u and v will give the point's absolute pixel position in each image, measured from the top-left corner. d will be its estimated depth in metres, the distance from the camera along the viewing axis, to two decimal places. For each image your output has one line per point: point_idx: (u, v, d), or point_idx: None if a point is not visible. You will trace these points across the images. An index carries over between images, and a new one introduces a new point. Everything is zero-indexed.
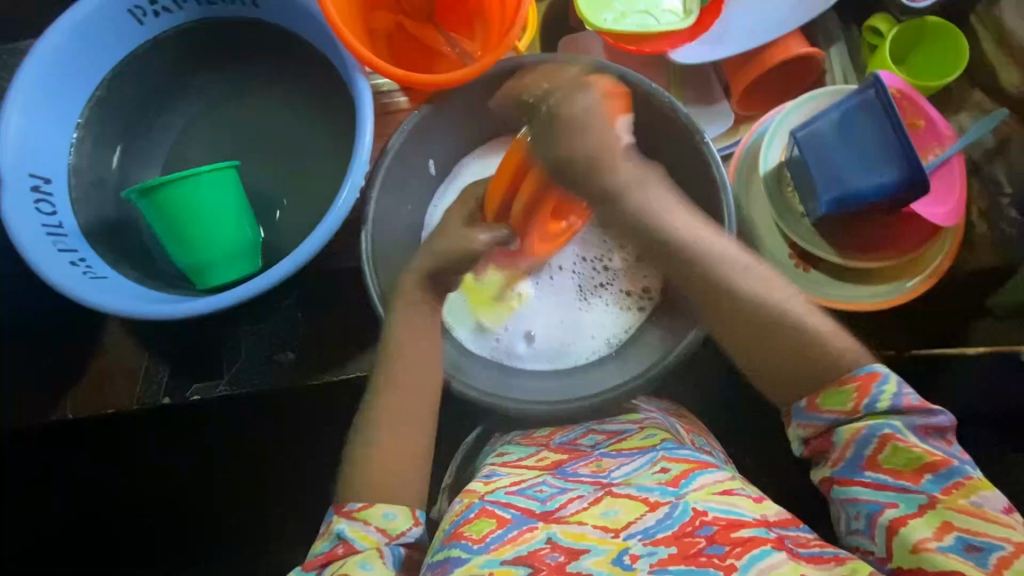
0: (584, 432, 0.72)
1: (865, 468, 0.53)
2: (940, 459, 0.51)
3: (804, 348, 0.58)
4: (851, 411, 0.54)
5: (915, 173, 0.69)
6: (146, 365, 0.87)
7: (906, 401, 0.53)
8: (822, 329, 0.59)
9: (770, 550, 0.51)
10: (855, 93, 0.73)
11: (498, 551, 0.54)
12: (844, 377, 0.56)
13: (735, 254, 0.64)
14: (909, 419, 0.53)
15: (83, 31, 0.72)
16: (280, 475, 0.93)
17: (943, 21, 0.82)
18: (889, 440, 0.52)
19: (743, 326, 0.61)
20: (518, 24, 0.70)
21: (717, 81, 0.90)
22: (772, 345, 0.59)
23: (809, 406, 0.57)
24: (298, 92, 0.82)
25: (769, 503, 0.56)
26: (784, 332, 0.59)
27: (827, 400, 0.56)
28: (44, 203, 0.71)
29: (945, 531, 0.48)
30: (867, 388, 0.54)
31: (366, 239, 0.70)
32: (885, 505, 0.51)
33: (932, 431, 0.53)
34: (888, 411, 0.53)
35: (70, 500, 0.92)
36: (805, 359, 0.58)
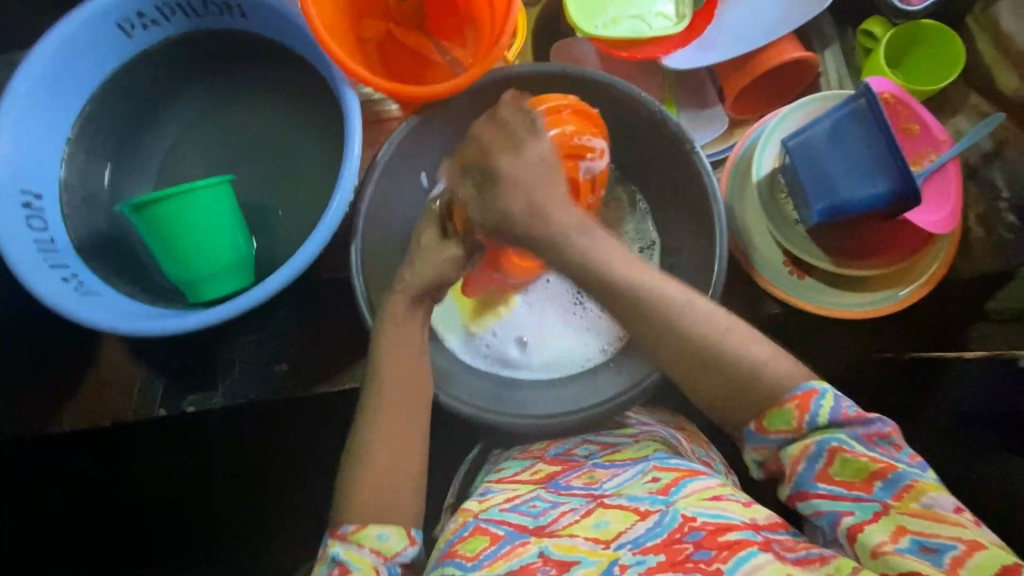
0: (580, 443, 0.71)
1: (817, 481, 0.51)
2: (888, 465, 0.49)
3: (740, 376, 0.55)
4: (796, 429, 0.52)
5: (907, 185, 0.69)
6: (143, 379, 0.89)
7: (847, 411, 0.51)
8: (756, 358, 0.55)
9: (756, 551, 0.50)
10: (849, 100, 0.72)
11: (491, 567, 0.55)
12: (783, 398, 0.53)
13: (677, 302, 0.58)
14: (853, 427, 0.51)
15: (75, 43, 0.72)
16: (280, 475, 0.90)
17: (936, 24, 0.81)
18: (836, 453, 0.50)
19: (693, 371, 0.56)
20: (507, 33, 0.69)
21: (711, 85, 0.89)
22: (713, 377, 0.55)
23: (758, 429, 0.54)
24: (289, 102, 0.82)
25: (758, 507, 0.56)
26: (723, 359, 0.55)
27: (772, 422, 0.53)
28: (35, 218, 0.72)
29: (900, 534, 0.47)
30: (806, 406, 0.51)
31: (356, 252, 0.71)
32: (843, 514, 0.50)
33: (877, 438, 0.51)
34: (831, 424, 0.51)
35: (69, 500, 0.88)
36: (743, 387, 0.54)
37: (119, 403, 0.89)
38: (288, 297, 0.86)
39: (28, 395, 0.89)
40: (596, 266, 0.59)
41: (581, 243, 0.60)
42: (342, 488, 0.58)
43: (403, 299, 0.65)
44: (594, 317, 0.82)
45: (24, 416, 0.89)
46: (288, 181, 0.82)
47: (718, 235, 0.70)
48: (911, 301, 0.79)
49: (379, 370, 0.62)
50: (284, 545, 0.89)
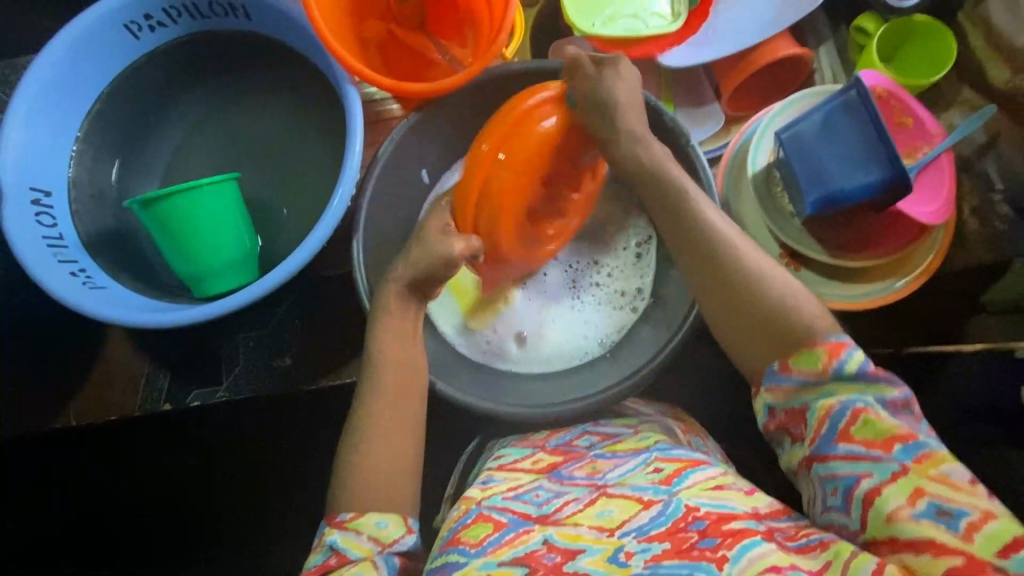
0: (581, 433, 0.72)
1: (839, 442, 0.51)
2: (908, 431, 0.49)
3: (777, 311, 0.56)
4: (820, 373, 0.52)
5: (899, 174, 0.70)
6: (148, 372, 0.88)
7: (871, 369, 0.52)
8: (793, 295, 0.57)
9: (759, 540, 0.51)
10: (839, 93, 0.74)
11: (495, 553, 0.55)
12: (814, 339, 0.54)
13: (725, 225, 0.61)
14: (877, 389, 0.51)
15: (83, 44, 0.74)
16: (280, 475, 0.92)
17: (929, 19, 0.82)
18: (861, 413, 0.50)
19: (722, 290, 0.59)
20: (506, 30, 0.71)
21: (707, 82, 0.90)
22: (748, 312, 0.57)
23: (781, 367, 0.55)
24: (293, 102, 0.84)
25: (761, 496, 0.57)
26: (761, 294, 0.57)
27: (797, 361, 0.54)
28: (44, 215, 0.73)
29: (917, 497, 0.47)
30: (836, 352, 0.52)
31: (358, 246, 0.72)
32: (860, 477, 0.49)
33: (901, 407, 0.51)
34: (857, 377, 0.52)
35: (70, 500, 0.91)
36: (778, 325, 0.56)
37: (123, 399, 0.88)
38: (291, 295, 0.87)
39: (28, 395, 0.89)
40: (651, 167, 0.66)
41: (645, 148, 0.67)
42: (334, 478, 0.60)
43: (396, 287, 0.66)
44: (591, 311, 0.84)
45: (25, 416, 0.89)
46: (290, 180, 0.84)
47: None
48: (907, 293, 0.79)
49: (379, 362, 0.64)
50: (283, 546, 0.92)
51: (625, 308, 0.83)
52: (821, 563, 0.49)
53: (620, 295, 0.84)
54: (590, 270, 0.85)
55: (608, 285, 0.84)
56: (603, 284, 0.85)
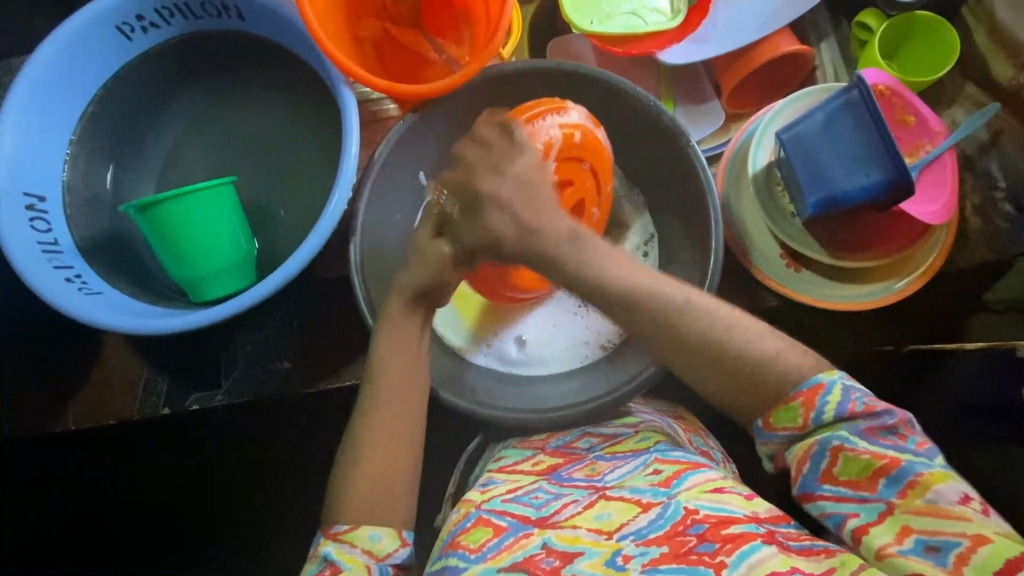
0: (580, 435, 0.72)
1: (822, 482, 0.51)
2: (891, 460, 0.49)
3: (753, 367, 0.54)
4: (802, 427, 0.52)
5: (901, 176, 0.69)
6: (146, 375, 0.87)
7: (851, 408, 0.51)
8: (765, 351, 0.54)
9: (760, 544, 0.51)
10: (840, 93, 0.73)
11: (494, 560, 0.55)
12: (789, 395, 0.52)
13: (682, 294, 0.56)
14: (854, 425, 0.50)
15: (74, 46, 0.73)
16: (280, 475, 0.91)
17: (931, 15, 0.81)
18: (839, 452, 0.50)
19: (698, 360, 0.55)
20: (502, 29, 0.70)
21: (707, 80, 0.89)
22: (718, 372, 0.54)
23: (765, 425, 0.54)
24: (287, 102, 0.83)
25: (761, 501, 0.56)
26: (729, 353, 0.54)
27: (778, 419, 0.53)
28: (39, 220, 0.72)
29: (905, 535, 0.47)
30: (811, 402, 0.51)
31: (354, 250, 0.72)
32: (847, 515, 0.50)
33: (879, 431, 0.50)
34: (834, 420, 0.51)
35: (70, 500, 0.91)
36: (753, 381, 0.54)
37: (122, 404, 0.87)
38: (287, 298, 0.87)
39: (29, 395, 0.88)
40: (592, 278, 0.57)
41: (582, 258, 0.57)
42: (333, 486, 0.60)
43: (398, 298, 0.65)
44: (594, 314, 0.83)
45: (24, 416, 0.88)
46: (287, 180, 0.83)
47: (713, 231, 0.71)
48: (907, 294, 0.79)
49: (377, 372, 0.63)
50: (283, 545, 0.92)
51: None
52: (824, 567, 0.49)
53: None
54: None
55: None
56: None
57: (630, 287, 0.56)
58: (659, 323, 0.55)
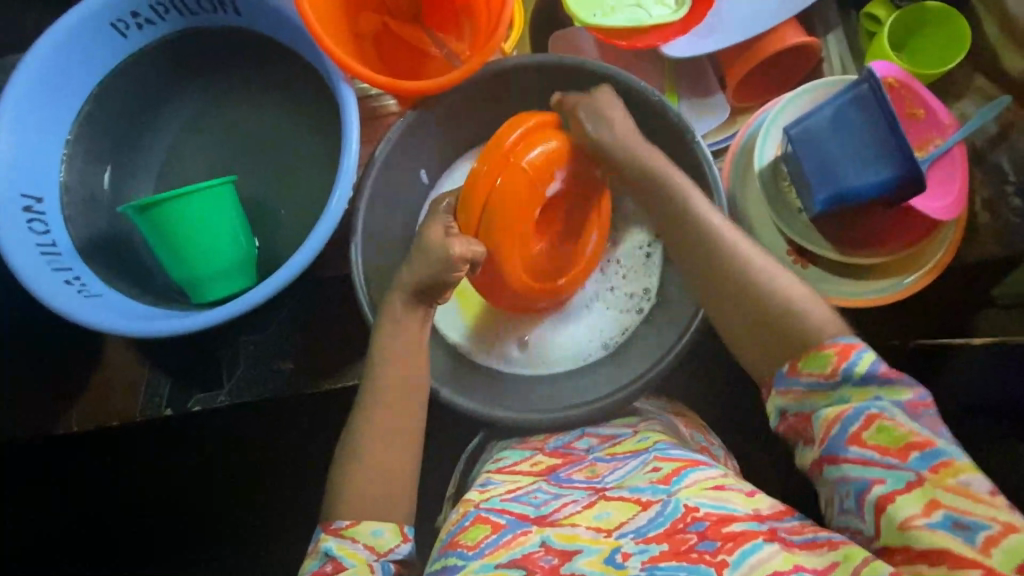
0: (579, 436, 0.71)
1: (849, 445, 0.49)
2: (927, 438, 0.47)
3: (785, 314, 0.55)
4: (831, 375, 0.50)
5: (912, 171, 0.68)
6: (148, 379, 0.86)
7: (884, 370, 0.49)
8: (796, 301, 0.55)
9: (761, 543, 0.50)
10: (850, 87, 0.72)
11: (491, 555, 0.54)
12: (823, 343, 0.52)
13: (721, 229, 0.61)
14: (890, 391, 0.49)
15: (70, 44, 0.72)
16: (281, 473, 0.92)
17: (942, 6, 0.79)
18: (873, 418, 0.48)
19: (723, 293, 0.59)
20: (505, 22, 0.68)
21: (712, 72, 0.88)
22: (739, 310, 0.57)
23: (790, 370, 0.53)
24: (285, 100, 0.81)
25: (762, 497, 0.55)
26: (762, 301, 0.56)
27: (806, 363, 0.52)
28: (36, 222, 0.72)
29: (933, 507, 0.45)
30: (846, 354, 0.50)
31: (355, 251, 0.70)
32: (873, 482, 0.47)
33: (918, 409, 0.48)
34: (867, 379, 0.49)
35: (70, 500, 0.92)
36: (772, 326, 0.55)
37: (123, 409, 0.86)
38: (288, 298, 0.86)
39: (28, 395, 0.86)
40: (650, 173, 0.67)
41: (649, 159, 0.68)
42: (331, 486, 0.59)
43: (399, 296, 0.66)
44: (598, 314, 0.82)
45: (24, 416, 0.87)
46: (285, 179, 0.82)
47: None
48: (915, 290, 0.77)
49: (380, 374, 0.63)
50: (284, 543, 0.92)
51: (631, 311, 0.82)
52: (828, 561, 0.48)
53: (627, 297, 0.82)
54: (599, 271, 0.84)
55: (615, 286, 0.83)
56: (610, 285, 0.83)
57: (692, 202, 0.64)
58: (700, 244, 0.61)
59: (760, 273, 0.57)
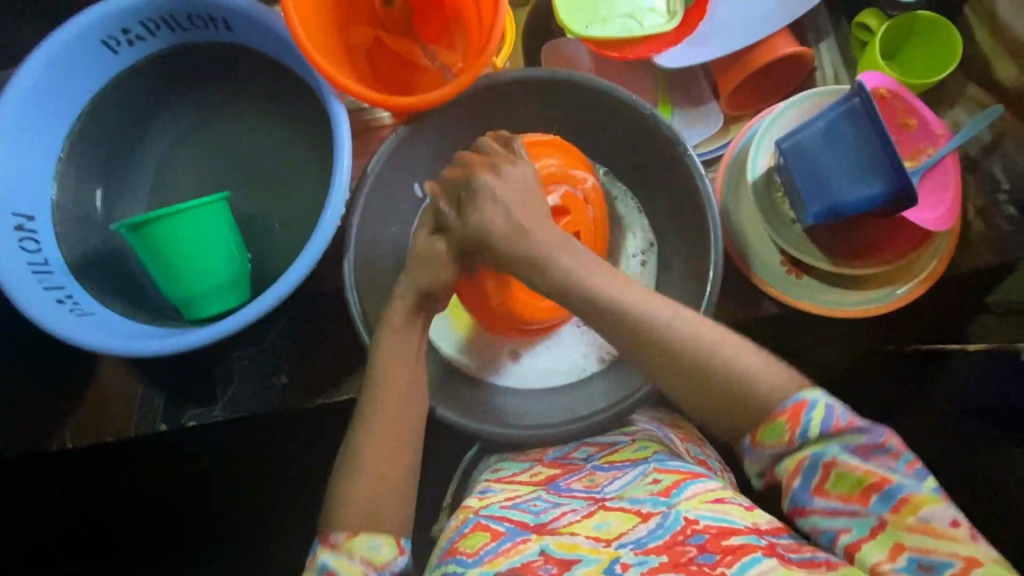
0: (577, 446, 0.71)
1: (814, 497, 0.51)
2: (884, 478, 0.49)
3: (734, 389, 0.54)
4: (788, 443, 0.52)
5: (904, 185, 0.68)
6: (142, 393, 0.86)
7: (837, 422, 0.51)
8: (745, 372, 0.54)
9: (761, 557, 0.49)
10: (842, 100, 0.71)
11: (490, 563, 0.54)
12: (775, 410, 0.52)
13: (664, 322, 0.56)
14: (844, 439, 0.51)
15: (59, 63, 0.71)
16: (278, 478, 0.91)
17: (933, 15, 0.79)
18: (831, 468, 0.50)
19: (685, 377, 0.55)
20: (495, 39, 0.67)
21: (705, 80, 0.88)
22: (703, 391, 0.55)
23: (752, 442, 0.53)
24: (278, 115, 0.81)
25: (761, 512, 0.55)
26: (724, 380, 0.54)
27: (765, 436, 0.52)
28: (28, 241, 0.72)
29: (898, 552, 0.47)
30: (797, 419, 0.51)
31: (348, 266, 0.71)
32: (839, 531, 0.50)
33: (872, 450, 0.50)
34: (822, 436, 0.51)
35: (70, 500, 0.91)
36: (737, 399, 0.54)
37: (119, 419, 0.86)
38: (284, 309, 0.86)
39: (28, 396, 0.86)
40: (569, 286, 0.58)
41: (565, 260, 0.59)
42: (331, 492, 0.59)
43: (401, 309, 0.65)
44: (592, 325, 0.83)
45: (24, 416, 0.86)
46: (278, 190, 0.82)
47: (713, 240, 0.70)
48: (909, 299, 0.78)
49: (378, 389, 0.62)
50: (283, 547, 0.92)
51: None
52: None
53: None
54: None
55: None
56: None
57: (607, 303, 0.58)
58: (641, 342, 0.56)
59: (704, 348, 0.55)
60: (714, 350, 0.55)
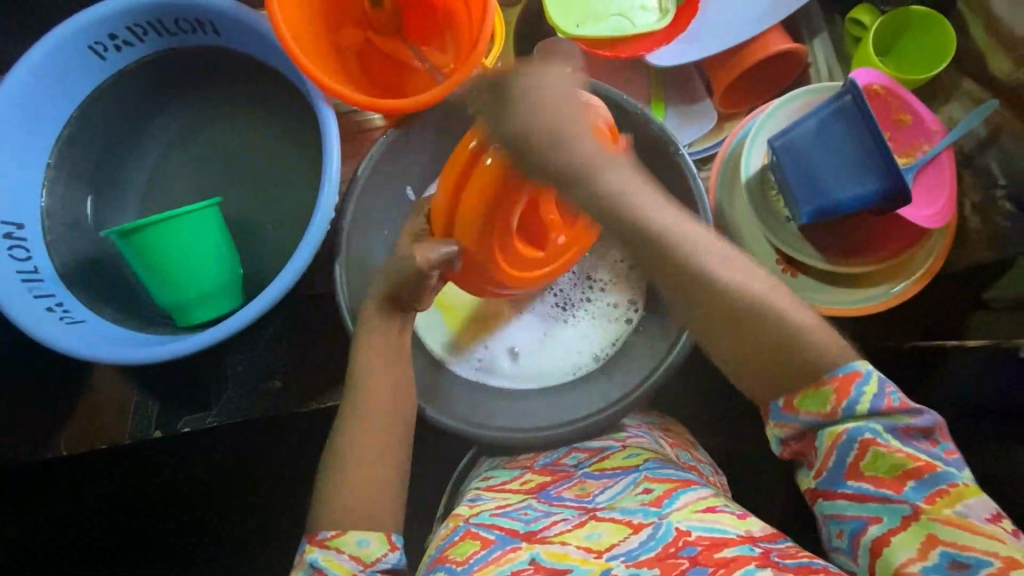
0: (568, 451, 0.70)
1: (847, 479, 0.49)
2: (925, 464, 0.47)
3: (779, 344, 0.48)
4: (830, 413, 0.48)
5: (896, 184, 0.68)
6: (136, 398, 0.86)
7: (884, 401, 0.48)
8: (796, 326, 0.48)
9: (754, 569, 0.48)
10: (833, 99, 0.71)
11: (480, 571, 0.54)
12: (821, 379, 0.49)
13: (719, 260, 0.48)
14: (889, 418, 0.48)
15: (45, 70, 0.71)
16: (275, 479, 0.90)
17: (928, 10, 0.79)
18: (870, 446, 0.48)
19: (728, 327, 0.49)
20: (485, 38, 0.67)
21: (699, 80, 0.87)
22: (746, 344, 0.49)
23: (786, 406, 0.50)
24: (269, 118, 0.81)
25: (754, 519, 0.55)
26: (769, 335, 0.48)
27: (804, 403, 0.49)
28: (18, 248, 0.71)
29: (930, 547, 0.45)
30: (847, 390, 0.48)
31: (340, 272, 0.70)
32: (868, 521, 0.48)
33: (915, 432, 0.48)
34: (869, 414, 0.48)
35: (68, 501, 0.89)
36: (781, 356, 0.49)
37: (115, 423, 0.86)
38: (277, 311, 0.85)
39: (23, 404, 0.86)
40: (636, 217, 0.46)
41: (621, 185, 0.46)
42: (315, 497, 0.58)
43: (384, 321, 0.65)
44: (584, 323, 0.82)
45: (24, 415, 0.86)
46: (270, 192, 0.81)
47: None
48: (905, 297, 0.77)
49: (369, 397, 0.61)
50: (281, 548, 0.91)
51: (620, 320, 0.81)
52: None
53: (613, 307, 0.82)
54: (583, 281, 0.83)
55: (602, 295, 0.82)
56: (595, 295, 0.83)
57: (667, 228, 0.47)
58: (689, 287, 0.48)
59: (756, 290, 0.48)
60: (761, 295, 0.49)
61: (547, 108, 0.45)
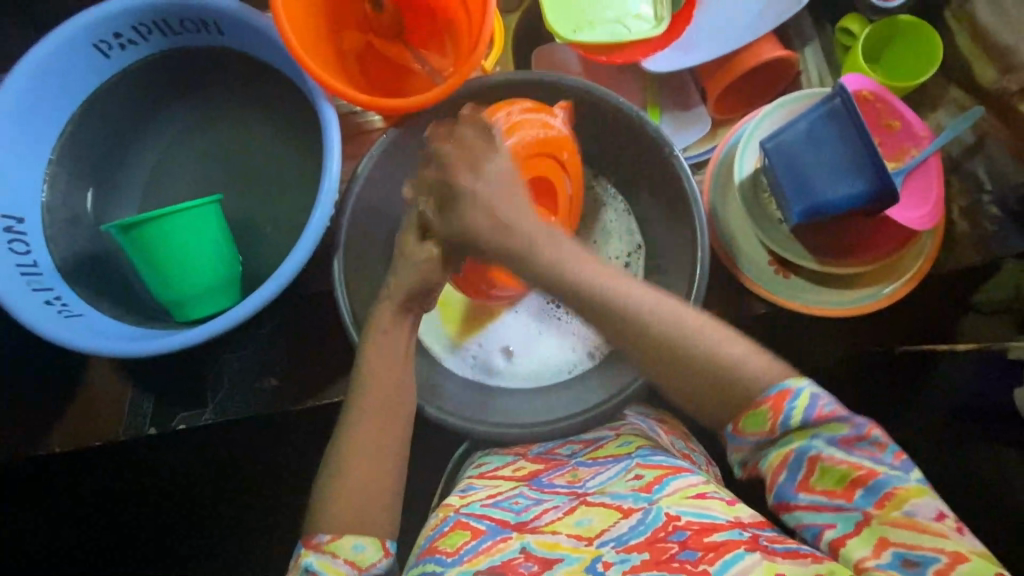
0: (563, 442, 0.71)
1: (798, 492, 0.50)
2: (869, 472, 0.48)
3: (715, 376, 0.52)
4: (770, 432, 0.50)
5: (884, 186, 0.69)
6: (132, 396, 0.85)
7: (819, 412, 0.49)
8: (734, 356, 0.52)
9: (743, 553, 0.49)
10: (823, 101, 0.73)
11: (471, 562, 0.54)
12: (756, 399, 0.50)
13: (650, 311, 0.54)
14: (830, 430, 0.48)
15: (47, 68, 0.71)
16: (271, 469, 0.91)
17: (914, 18, 0.82)
18: (816, 462, 0.49)
19: (670, 376, 0.54)
20: (484, 42, 0.68)
21: (693, 86, 0.89)
22: (691, 382, 0.53)
23: (735, 431, 0.52)
24: (270, 117, 0.82)
25: (742, 506, 0.55)
26: (708, 374, 0.52)
27: (748, 424, 0.51)
28: (17, 242, 0.72)
29: (882, 548, 0.47)
30: (779, 407, 0.49)
31: (337, 265, 0.71)
32: (824, 528, 0.49)
33: (856, 442, 0.48)
34: (803, 426, 0.49)
35: (68, 496, 0.90)
36: (723, 387, 0.52)
37: (107, 419, 0.85)
38: (273, 309, 0.86)
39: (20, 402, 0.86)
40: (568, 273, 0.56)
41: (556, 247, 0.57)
42: (314, 493, 0.59)
43: (387, 314, 0.65)
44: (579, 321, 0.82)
45: (24, 416, 0.85)
46: (269, 191, 0.82)
47: (698, 236, 0.70)
48: (896, 298, 0.79)
49: (366, 386, 0.62)
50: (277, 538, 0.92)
51: None
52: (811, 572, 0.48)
53: None
54: None
55: None
56: None
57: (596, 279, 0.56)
58: (631, 340, 0.55)
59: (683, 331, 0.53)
60: (693, 335, 0.53)
61: (500, 196, 0.58)
